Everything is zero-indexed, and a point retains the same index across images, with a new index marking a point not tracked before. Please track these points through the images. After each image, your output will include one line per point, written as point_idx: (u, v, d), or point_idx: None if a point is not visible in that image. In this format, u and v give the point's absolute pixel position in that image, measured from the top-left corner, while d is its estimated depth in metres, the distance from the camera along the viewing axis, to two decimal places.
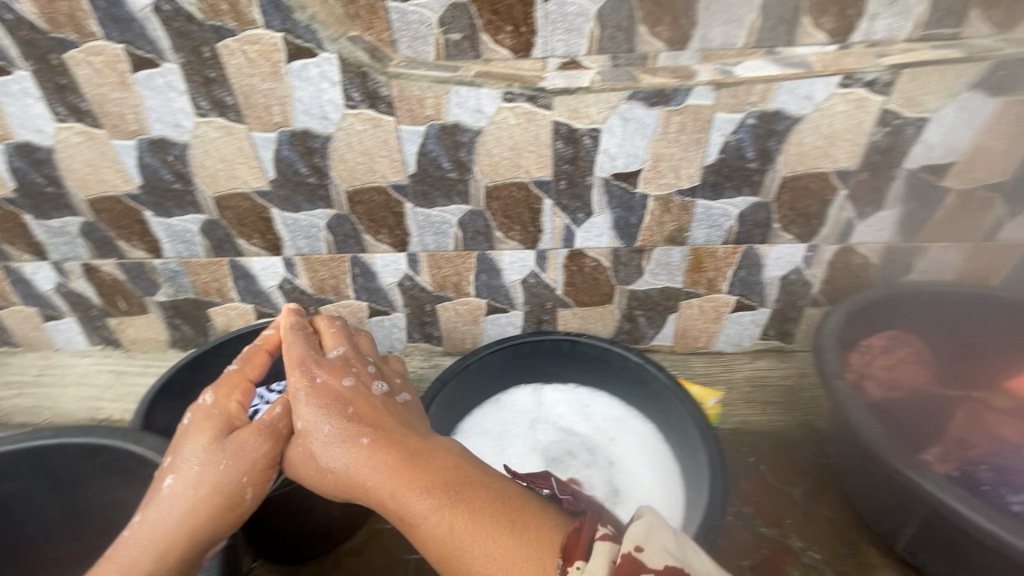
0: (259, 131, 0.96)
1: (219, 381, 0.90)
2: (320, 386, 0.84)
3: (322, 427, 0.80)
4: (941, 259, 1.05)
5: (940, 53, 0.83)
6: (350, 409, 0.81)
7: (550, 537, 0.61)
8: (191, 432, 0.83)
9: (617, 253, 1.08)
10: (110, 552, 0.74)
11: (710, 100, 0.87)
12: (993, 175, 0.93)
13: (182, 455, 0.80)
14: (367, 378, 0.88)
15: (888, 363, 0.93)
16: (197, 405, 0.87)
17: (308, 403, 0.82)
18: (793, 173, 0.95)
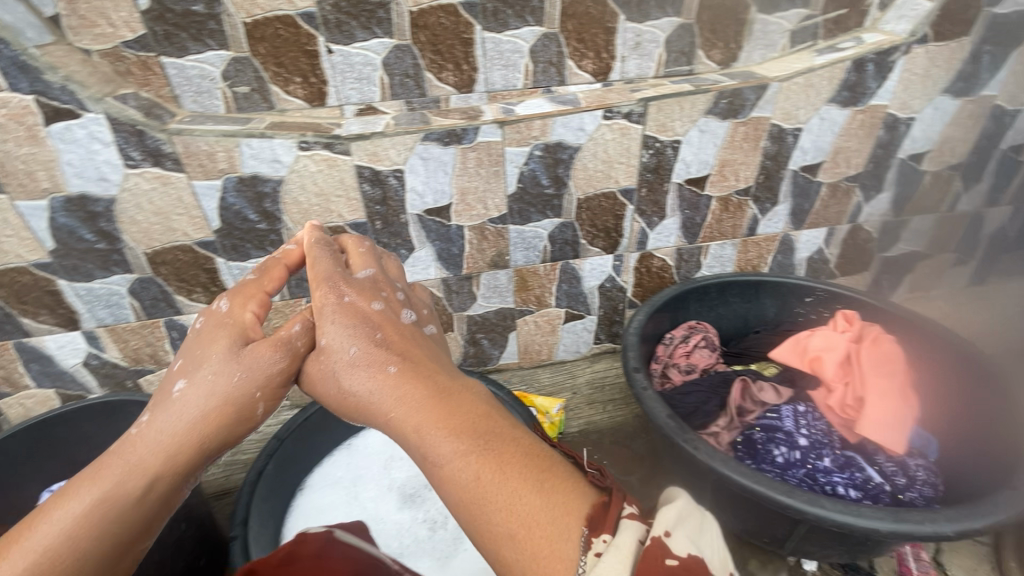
0: (25, 200, 0.87)
1: (239, 285, 0.79)
2: (346, 306, 0.74)
3: (346, 349, 0.71)
4: (721, 255, 1.23)
5: (677, 87, 0.99)
6: (378, 334, 0.71)
7: (576, 503, 0.54)
8: (206, 335, 0.73)
9: (446, 282, 1.12)
10: (116, 448, 0.66)
11: (498, 136, 0.95)
12: (741, 182, 1.12)
13: (197, 359, 0.71)
14: (393, 306, 0.77)
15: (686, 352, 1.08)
16: (220, 304, 0.77)
17: (337, 322, 0.72)
18: (585, 195, 1.06)
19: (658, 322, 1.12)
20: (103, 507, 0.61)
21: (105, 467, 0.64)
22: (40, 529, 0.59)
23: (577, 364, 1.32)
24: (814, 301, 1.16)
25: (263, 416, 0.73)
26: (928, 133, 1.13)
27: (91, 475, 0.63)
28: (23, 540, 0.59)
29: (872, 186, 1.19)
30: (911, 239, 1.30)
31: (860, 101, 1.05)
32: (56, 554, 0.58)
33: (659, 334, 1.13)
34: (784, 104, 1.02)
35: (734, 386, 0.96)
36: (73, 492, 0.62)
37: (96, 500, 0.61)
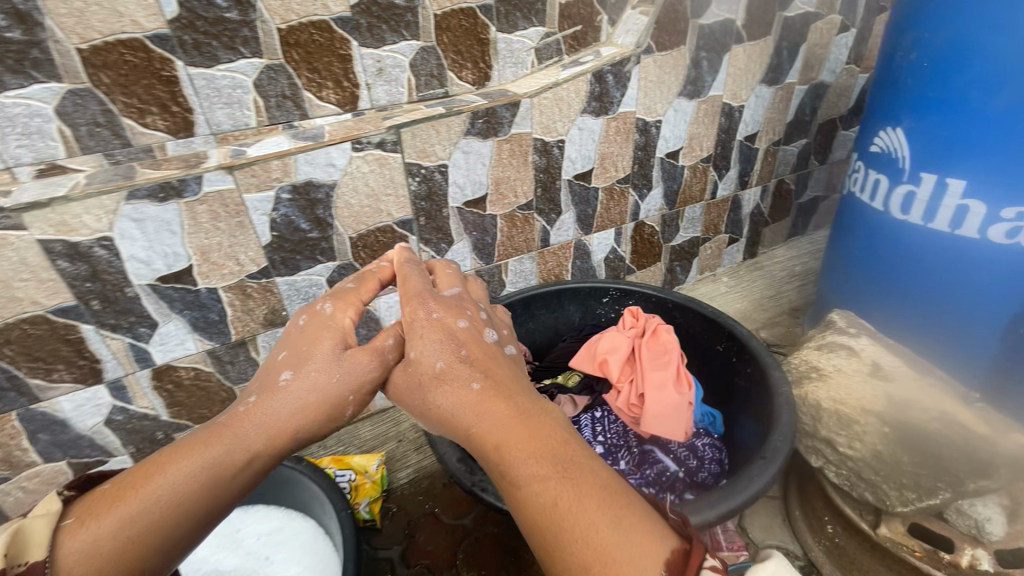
0: None
1: (329, 295, 0.77)
2: (430, 326, 0.68)
3: (431, 362, 0.64)
4: (521, 269, 1.23)
5: (428, 111, 0.95)
6: (469, 350, 0.65)
7: (654, 551, 0.46)
8: (309, 334, 0.71)
9: (215, 354, 0.97)
10: (218, 422, 0.62)
11: (230, 183, 0.83)
12: (521, 198, 1.12)
13: (303, 354, 0.68)
14: (478, 326, 0.71)
15: None
16: (313, 312, 0.74)
17: (426, 336, 0.66)
18: (358, 233, 0.98)
19: None
20: (207, 475, 0.57)
21: (220, 432, 0.60)
22: (155, 480, 0.55)
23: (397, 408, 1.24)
24: (610, 300, 1.19)
25: (348, 421, 0.69)
26: (676, 132, 1.24)
27: (205, 435, 0.60)
28: (138, 486, 0.54)
29: (643, 185, 1.27)
30: (688, 227, 1.42)
31: (611, 109, 1.11)
32: (161, 514, 0.54)
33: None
34: (541, 119, 1.05)
35: None
36: (188, 449, 0.58)
37: (205, 470, 0.57)
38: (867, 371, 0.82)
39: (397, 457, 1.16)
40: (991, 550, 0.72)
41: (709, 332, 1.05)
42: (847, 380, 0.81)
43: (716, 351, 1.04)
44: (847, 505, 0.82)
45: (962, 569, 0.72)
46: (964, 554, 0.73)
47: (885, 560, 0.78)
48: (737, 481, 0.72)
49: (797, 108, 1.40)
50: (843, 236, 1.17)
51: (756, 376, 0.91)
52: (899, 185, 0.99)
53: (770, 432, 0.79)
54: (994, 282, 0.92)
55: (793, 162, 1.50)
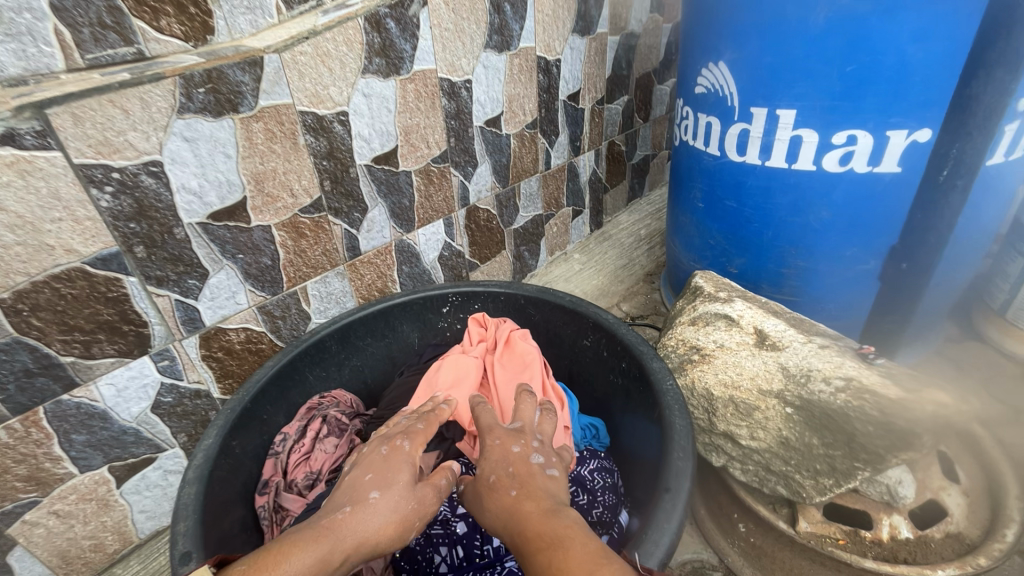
0: None
1: (394, 434, 0.68)
2: (492, 449, 0.61)
3: (485, 475, 0.58)
4: (327, 291, 0.92)
5: (100, 77, 0.60)
6: (525, 466, 0.57)
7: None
8: (389, 461, 0.63)
9: None
10: (312, 527, 0.52)
11: None
12: (302, 198, 0.82)
13: (388, 473, 0.60)
14: (545, 457, 0.61)
15: (303, 453, 0.80)
16: (393, 447, 0.65)
17: (488, 457, 0.60)
18: (17, 289, 0.60)
19: (248, 436, 0.77)
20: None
21: (327, 530, 0.51)
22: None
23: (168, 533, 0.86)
24: (452, 309, 0.96)
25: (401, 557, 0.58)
26: (491, 94, 1.03)
27: (313, 531, 0.51)
28: None
29: (466, 162, 1.04)
30: (527, 206, 1.24)
31: (403, 68, 0.86)
32: None
33: (267, 440, 0.80)
34: (302, 83, 0.75)
35: None
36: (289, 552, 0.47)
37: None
38: (753, 343, 0.67)
39: None
40: (905, 513, 0.64)
41: (572, 326, 0.87)
42: (734, 357, 0.67)
43: (584, 346, 0.86)
44: (758, 501, 0.69)
45: (884, 544, 0.63)
46: (884, 526, 0.64)
47: (806, 553, 0.66)
48: (648, 526, 0.53)
49: (614, 61, 1.29)
50: (685, 185, 1.07)
51: (635, 373, 0.74)
52: (732, 126, 0.90)
53: (666, 439, 0.61)
54: (840, 216, 0.87)
55: (620, 121, 1.40)
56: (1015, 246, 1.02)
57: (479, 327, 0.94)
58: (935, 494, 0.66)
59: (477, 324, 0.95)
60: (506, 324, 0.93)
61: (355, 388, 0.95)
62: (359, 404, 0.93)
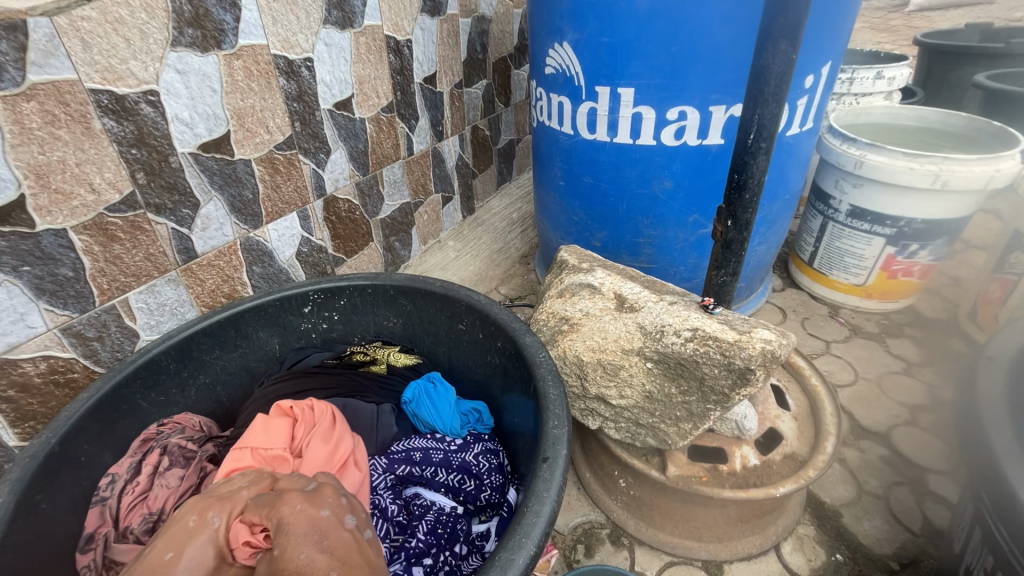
0: None
1: (224, 496, 0.60)
2: (294, 516, 0.54)
3: (297, 557, 0.51)
4: (158, 302, 0.79)
5: None
6: (343, 537, 0.53)
7: None
8: (196, 534, 0.55)
9: None
10: None
11: None
12: (107, 194, 0.69)
13: (194, 534, 0.55)
14: (347, 514, 0.57)
15: (142, 491, 0.68)
16: (204, 517, 0.58)
17: (292, 532, 0.53)
18: None
19: (59, 484, 0.63)
20: None
21: None
22: None
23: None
24: (315, 309, 0.88)
25: None
26: (338, 74, 0.95)
27: None
28: None
29: (317, 148, 0.96)
30: (393, 193, 1.18)
31: (225, 42, 0.75)
32: None
33: (87, 485, 0.67)
34: (88, 55, 0.62)
35: None
36: None
37: None
38: (614, 307, 0.71)
39: None
40: (752, 444, 0.73)
41: (446, 312, 0.85)
42: (598, 323, 0.70)
43: (460, 332, 0.84)
44: (632, 455, 0.73)
45: (738, 473, 0.71)
46: (737, 458, 0.72)
47: (676, 495, 0.72)
48: (529, 499, 0.53)
49: (469, 43, 1.27)
50: (545, 164, 1.09)
51: (512, 354, 0.73)
52: (581, 105, 0.94)
53: (542, 410, 0.62)
54: (679, 186, 0.95)
55: (481, 105, 1.39)
56: (817, 206, 1.20)
57: (283, 418, 0.73)
58: (772, 423, 0.76)
59: (275, 415, 0.74)
60: (314, 430, 0.71)
61: (206, 410, 0.84)
62: (213, 424, 0.82)
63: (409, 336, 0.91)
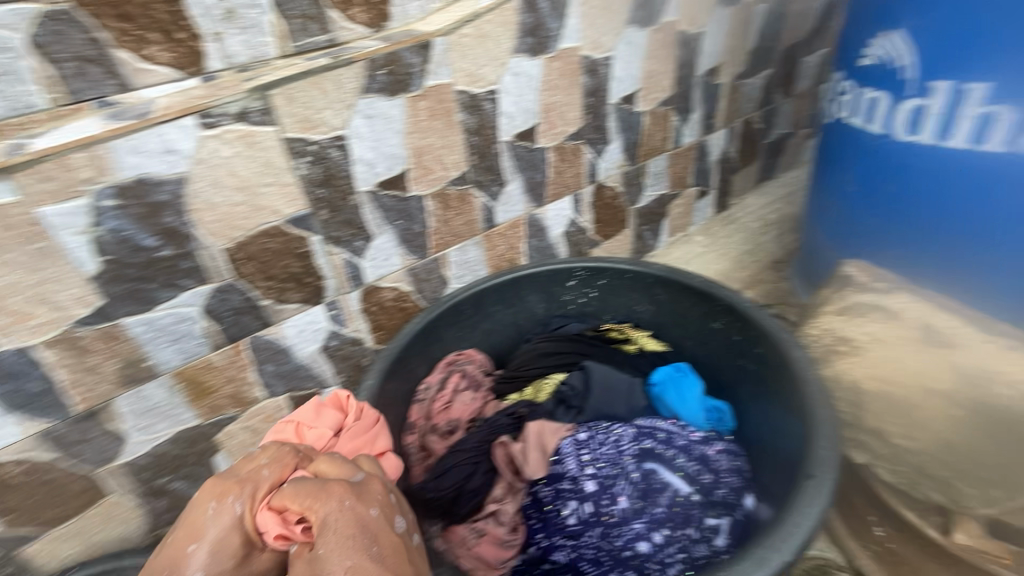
0: None
1: (244, 479, 0.62)
2: (336, 521, 0.56)
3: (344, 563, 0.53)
4: (465, 259, 1.00)
5: (307, 63, 0.70)
6: (389, 540, 0.57)
7: None
8: (219, 523, 0.58)
9: (52, 436, 0.70)
10: None
11: (12, 194, 0.56)
12: (453, 170, 0.89)
13: (216, 522, 0.58)
14: (387, 512, 0.60)
15: (444, 404, 0.88)
16: (224, 502, 0.60)
17: (338, 534, 0.55)
18: (236, 242, 0.72)
19: (399, 379, 0.86)
20: None
21: None
22: None
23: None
24: (577, 283, 0.98)
25: None
26: (630, 71, 1.02)
27: None
28: None
29: (599, 139, 1.06)
30: (654, 184, 1.22)
31: (549, 47, 0.88)
32: None
33: (411, 388, 0.88)
34: (462, 63, 0.81)
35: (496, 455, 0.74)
36: None
37: None
38: None
39: None
40: None
41: (702, 307, 0.87)
42: None
43: (713, 330, 0.86)
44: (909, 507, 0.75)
45: None
46: None
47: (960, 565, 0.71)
48: (787, 510, 0.56)
49: (760, 31, 1.21)
50: (834, 162, 0.97)
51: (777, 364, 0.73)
52: (904, 101, 0.81)
53: (809, 430, 0.63)
54: None
55: (759, 96, 1.32)
56: None
57: (334, 407, 0.76)
58: None
59: (332, 403, 0.76)
60: (360, 423, 0.74)
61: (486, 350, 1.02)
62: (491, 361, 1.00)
63: (654, 321, 0.96)
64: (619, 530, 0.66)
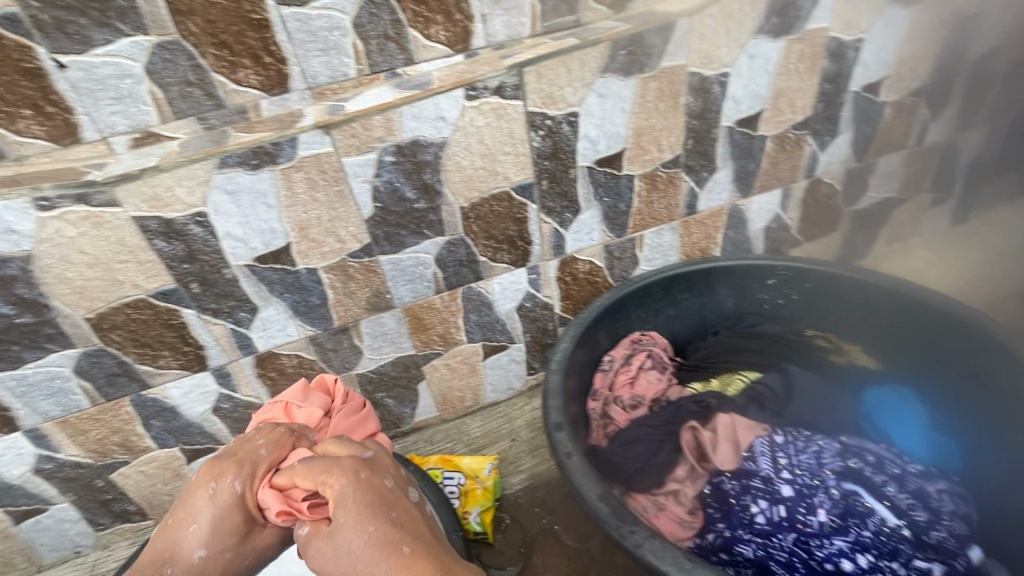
0: None
1: (243, 458, 0.68)
2: (342, 496, 0.61)
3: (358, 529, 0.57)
4: (659, 243, 1.00)
5: (557, 43, 0.75)
6: (404, 508, 0.62)
7: None
8: (222, 501, 0.64)
9: (316, 342, 0.87)
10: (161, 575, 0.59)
11: (327, 145, 0.70)
12: (667, 153, 0.89)
13: (218, 502, 0.64)
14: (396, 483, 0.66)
15: (631, 379, 0.89)
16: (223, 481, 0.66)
17: (347, 507, 0.59)
18: (470, 202, 0.82)
19: (591, 345, 0.88)
20: None
21: None
22: None
23: (522, 397, 1.08)
24: (777, 283, 0.93)
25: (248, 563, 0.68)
26: (881, 55, 0.91)
27: None
28: None
29: (825, 131, 0.97)
30: (879, 185, 1.09)
31: (794, 27, 0.83)
32: None
33: (595, 359, 0.89)
34: (701, 45, 0.80)
35: (683, 436, 0.76)
36: None
37: None
38: None
39: (510, 459, 1.02)
40: None
41: (953, 338, 0.81)
42: None
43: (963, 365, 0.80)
44: None
45: None
46: None
47: None
48: None
49: None
50: None
51: None
52: None
53: None
54: None
55: None
56: None
57: (322, 392, 0.82)
58: None
59: (320, 386, 0.83)
60: (343, 403, 0.81)
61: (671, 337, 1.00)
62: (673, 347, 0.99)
63: (869, 326, 0.90)
64: (819, 542, 0.63)
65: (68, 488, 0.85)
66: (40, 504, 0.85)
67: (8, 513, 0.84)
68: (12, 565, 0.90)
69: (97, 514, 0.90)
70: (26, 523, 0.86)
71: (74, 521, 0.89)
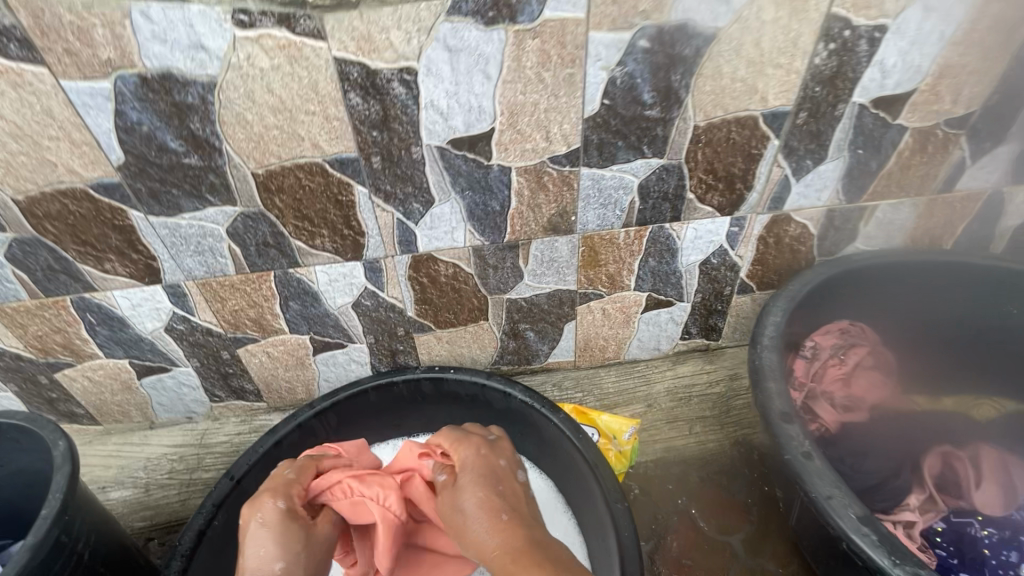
0: (74, 80, 0.53)
1: (275, 487, 0.63)
2: (467, 462, 0.62)
3: (469, 496, 0.57)
4: (890, 220, 0.82)
5: None
6: (512, 486, 0.59)
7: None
8: (274, 520, 0.58)
9: (480, 254, 0.75)
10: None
11: (580, 10, 0.55)
12: (958, 108, 0.70)
13: (267, 518, 0.58)
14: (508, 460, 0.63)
15: (844, 376, 0.80)
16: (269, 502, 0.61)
17: (467, 472, 0.60)
18: (708, 122, 0.66)
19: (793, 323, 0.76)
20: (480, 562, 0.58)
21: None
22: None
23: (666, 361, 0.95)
24: None
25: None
26: None
27: None
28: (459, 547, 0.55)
29: None
30: None
31: None
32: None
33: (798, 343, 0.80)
34: None
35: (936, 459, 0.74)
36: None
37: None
38: None
39: (648, 427, 0.90)
40: None
41: None
42: None
43: None
44: None
45: None
46: None
47: None
48: None
49: None
50: None
51: None
52: None
53: None
54: None
55: None
56: None
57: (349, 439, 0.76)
58: None
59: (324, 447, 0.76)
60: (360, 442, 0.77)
61: (890, 337, 0.88)
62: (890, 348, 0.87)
63: None
64: None
65: (193, 354, 0.80)
66: (165, 362, 0.80)
67: (133, 365, 0.80)
68: (126, 416, 0.87)
69: (214, 386, 0.85)
70: (148, 378, 0.82)
71: (193, 387, 0.85)
